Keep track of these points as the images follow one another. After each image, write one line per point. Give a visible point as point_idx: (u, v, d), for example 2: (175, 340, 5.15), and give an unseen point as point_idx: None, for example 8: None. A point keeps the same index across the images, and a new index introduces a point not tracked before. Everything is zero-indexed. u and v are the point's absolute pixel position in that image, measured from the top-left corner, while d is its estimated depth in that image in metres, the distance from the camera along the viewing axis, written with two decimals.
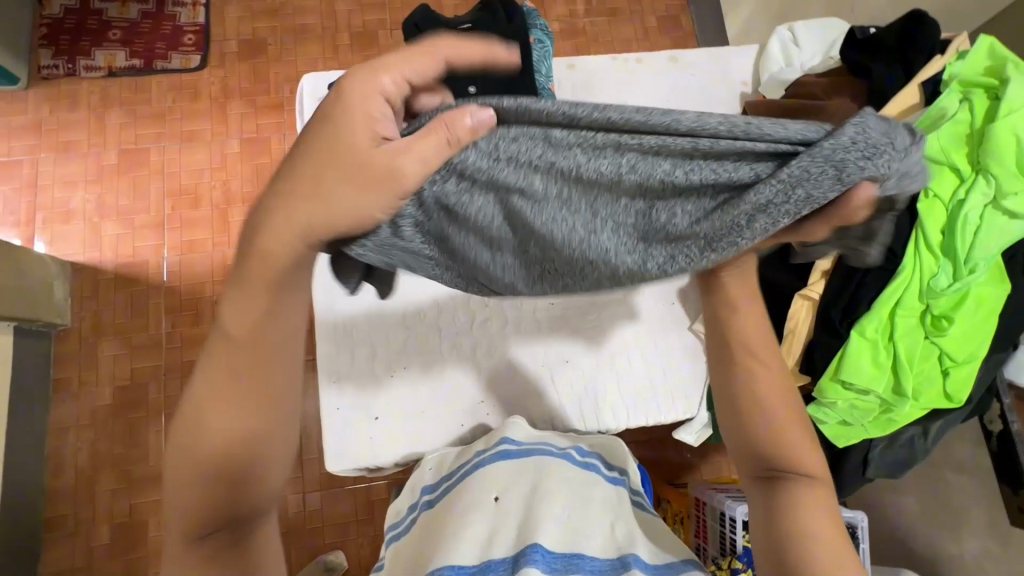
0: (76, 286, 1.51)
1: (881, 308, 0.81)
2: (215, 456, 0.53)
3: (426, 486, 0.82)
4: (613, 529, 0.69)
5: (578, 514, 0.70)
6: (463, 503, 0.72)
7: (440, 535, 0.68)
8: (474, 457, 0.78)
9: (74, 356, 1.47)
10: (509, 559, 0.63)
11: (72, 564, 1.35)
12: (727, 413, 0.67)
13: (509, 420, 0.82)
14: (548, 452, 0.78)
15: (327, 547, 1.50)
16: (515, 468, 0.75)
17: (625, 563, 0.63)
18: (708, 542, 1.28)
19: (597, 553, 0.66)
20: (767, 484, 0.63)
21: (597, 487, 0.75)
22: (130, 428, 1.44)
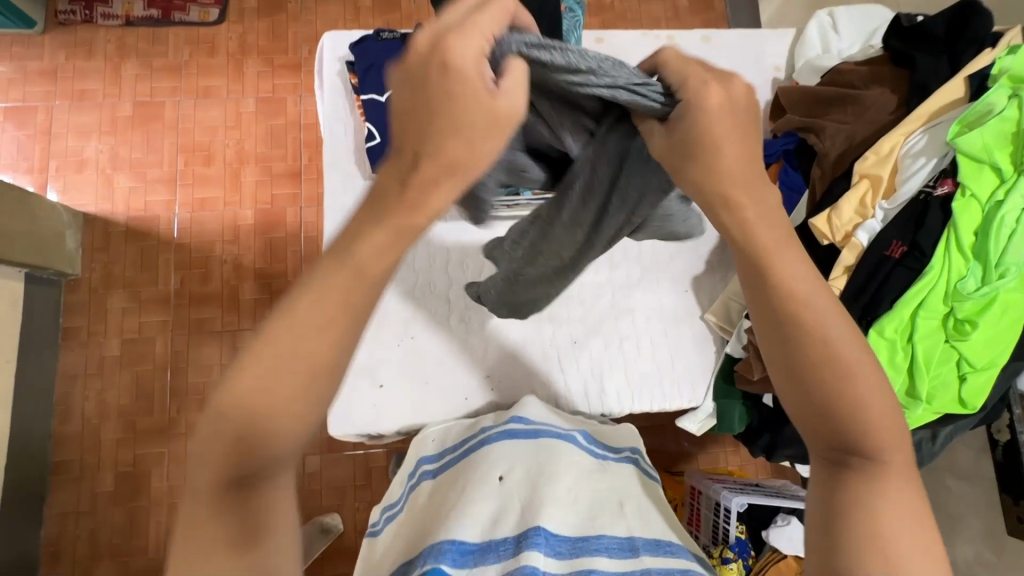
0: (87, 237, 1.51)
1: (904, 307, 0.78)
2: (239, 408, 0.45)
3: (427, 455, 0.82)
4: (624, 508, 0.70)
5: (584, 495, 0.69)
6: (467, 481, 0.72)
7: (447, 510, 0.68)
8: (479, 433, 0.78)
9: (83, 306, 1.48)
10: (510, 539, 0.64)
11: (77, 508, 1.38)
12: (781, 374, 0.54)
13: (521, 400, 0.82)
14: (555, 433, 0.76)
15: (325, 510, 1.52)
16: (520, 448, 0.74)
17: (634, 548, 0.64)
18: (701, 530, 1.30)
19: (608, 531, 0.66)
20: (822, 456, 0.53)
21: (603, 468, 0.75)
22: (137, 380, 1.45)
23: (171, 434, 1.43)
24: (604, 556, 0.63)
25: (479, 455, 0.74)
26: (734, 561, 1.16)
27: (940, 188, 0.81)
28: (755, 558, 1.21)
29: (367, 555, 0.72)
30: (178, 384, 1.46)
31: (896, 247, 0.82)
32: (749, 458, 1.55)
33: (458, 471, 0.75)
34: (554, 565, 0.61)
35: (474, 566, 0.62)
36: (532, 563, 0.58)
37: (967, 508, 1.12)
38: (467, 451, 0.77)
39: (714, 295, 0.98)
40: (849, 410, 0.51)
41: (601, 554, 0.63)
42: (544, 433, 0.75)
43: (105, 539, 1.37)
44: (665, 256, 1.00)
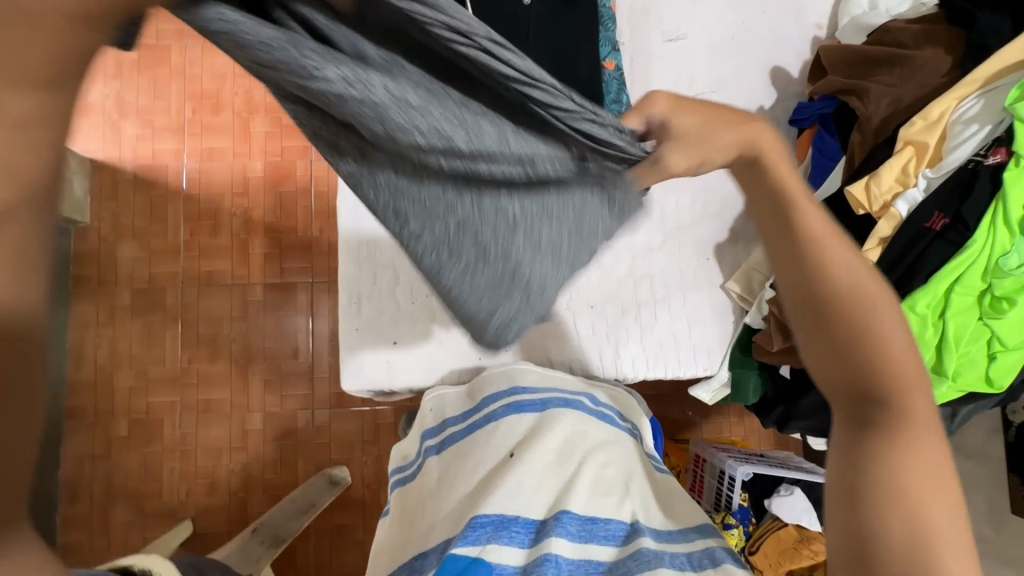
0: (95, 183, 1.57)
1: (939, 282, 0.76)
2: None
3: (429, 430, 0.80)
4: (629, 485, 0.69)
5: (590, 472, 0.68)
6: (477, 460, 0.71)
7: (454, 486, 0.69)
8: (485, 408, 0.76)
9: (93, 254, 1.56)
10: (525, 523, 0.62)
11: (95, 446, 1.51)
12: (810, 326, 0.58)
13: (519, 364, 0.81)
14: (562, 401, 0.75)
15: (332, 462, 1.56)
16: (530, 421, 0.73)
17: (639, 529, 0.63)
18: (703, 497, 1.32)
19: (613, 514, 0.65)
20: (854, 420, 0.56)
21: (611, 440, 0.73)
22: (148, 327, 1.56)
23: (181, 382, 1.55)
24: (611, 545, 0.62)
25: (487, 431, 0.73)
26: (735, 528, 1.18)
27: (991, 158, 0.77)
28: (755, 525, 1.23)
29: (378, 537, 0.74)
30: (187, 335, 1.56)
31: (938, 219, 0.79)
32: (753, 429, 1.56)
33: (463, 448, 0.74)
34: (567, 548, 0.59)
35: (486, 544, 0.59)
36: (551, 549, 0.57)
37: (973, 488, 1.13)
38: (473, 426, 0.75)
39: (736, 263, 0.95)
40: (893, 374, 0.55)
41: (610, 542, 0.62)
42: (552, 403, 0.75)
43: (121, 481, 1.51)
44: (689, 221, 0.97)
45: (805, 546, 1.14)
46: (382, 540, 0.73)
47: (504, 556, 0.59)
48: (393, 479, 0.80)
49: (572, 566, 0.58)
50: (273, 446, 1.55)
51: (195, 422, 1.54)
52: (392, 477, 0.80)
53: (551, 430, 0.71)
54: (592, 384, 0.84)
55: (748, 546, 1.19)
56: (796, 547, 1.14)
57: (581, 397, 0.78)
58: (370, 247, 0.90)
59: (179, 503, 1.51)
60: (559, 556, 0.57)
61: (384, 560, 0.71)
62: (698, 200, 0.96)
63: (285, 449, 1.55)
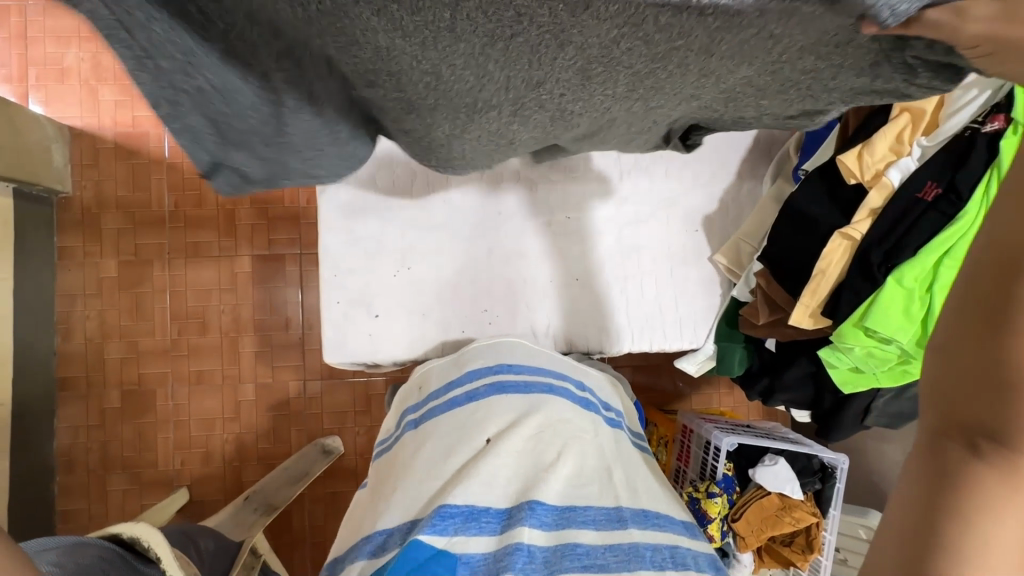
0: (75, 152, 1.53)
1: (929, 254, 0.66)
2: None
3: (413, 406, 0.81)
4: (612, 472, 0.68)
5: (569, 459, 0.67)
6: (454, 438, 0.69)
7: (427, 462, 0.67)
8: (467, 385, 0.76)
9: (76, 225, 1.53)
10: (496, 512, 0.61)
11: (88, 416, 1.53)
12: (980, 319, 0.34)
13: (512, 339, 0.82)
14: (545, 386, 0.76)
15: (325, 432, 1.57)
16: (512, 401, 0.73)
17: (622, 520, 0.61)
18: (689, 466, 1.34)
19: (593, 502, 0.64)
20: (950, 450, 0.34)
21: (594, 427, 0.73)
22: (135, 300, 1.54)
23: (171, 354, 1.55)
24: (590, 529, 0.60)
25: (468, 410, 0.73)
26: (720, 496, 1.19)
27: (989, 126, 0.66)
28: (739, 493, 1.25)
29: (351, 505, 0.75)
30: (175, 306, 1.55)
31: (930, 189, 0.68)
32: (742, 400, 1.57)
33: (442, 424, 0.73)
34: (540, 537, 0.58)
35: (454, 535, 0.57)
36: (523, 538, 0.57)
37: None
38: (453, 403, 0.75)
39: (725, 236, 0.93)
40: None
41: (588, 527, 0.60)
42: (535, 387, 0.75)
43: (116, 451, 1.53)
44: (677, 190, 0.93)
45: (787, 513, 1.18)
46: (356, 509, 0.74)
47: (476, 544, 0.58)
48: (375, 450, 0.83)
49: (545, 555, 0.57)
50: (267, 415, 1.56)
51: (188, 393, 1.55)
52: (374, 448, 0.83)
53: (532, 413, 0.71)
54: (580, 366, 0.85)
55: (731, 514, 1.21)
56: (778, 515, 1.18)
57: (564, 382, 0.78)
58: (351, 218, 0.88)
59: (175, 472, 1.53)
60: (531, 545, 0.57)
61: (351, 529, 0.71)
62: (689, 168, 0.92)
63: (277, 419, 1.56)
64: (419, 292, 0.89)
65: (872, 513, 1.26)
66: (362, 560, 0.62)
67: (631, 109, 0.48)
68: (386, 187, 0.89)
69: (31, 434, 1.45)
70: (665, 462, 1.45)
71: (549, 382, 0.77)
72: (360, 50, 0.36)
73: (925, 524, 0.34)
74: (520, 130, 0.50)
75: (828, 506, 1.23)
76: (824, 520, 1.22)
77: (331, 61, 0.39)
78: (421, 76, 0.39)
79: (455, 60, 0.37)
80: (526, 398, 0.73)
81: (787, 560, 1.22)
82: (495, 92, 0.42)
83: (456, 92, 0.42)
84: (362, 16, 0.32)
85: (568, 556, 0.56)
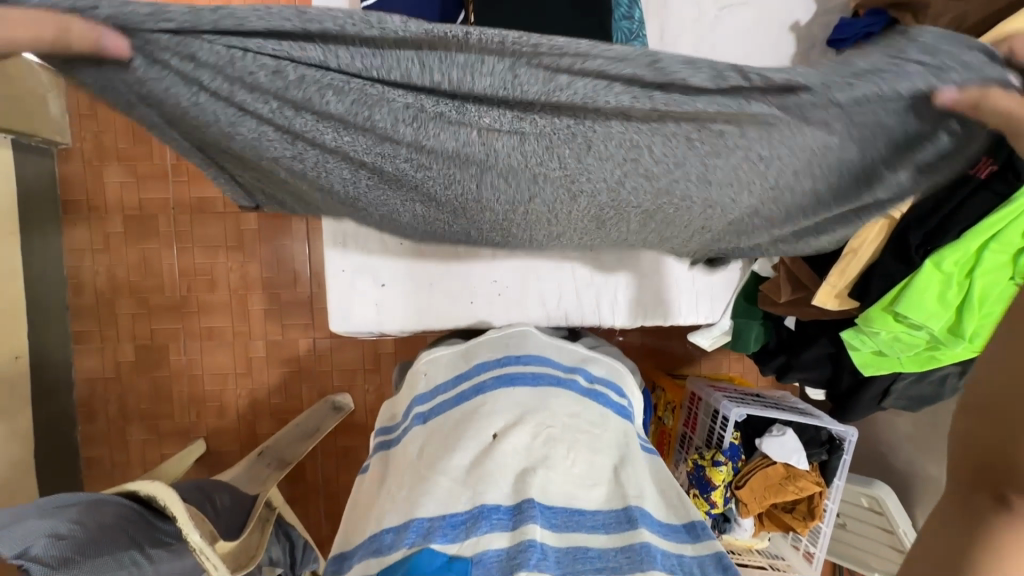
0: (72, 102, 1.48)
1: (973, 238, 0.61)
2: None
3: (420, 396, 0.80)
4: (619, 471, 0.68)
5: (580, 455, 0.68)
6: (461, 432, 0.70)
7: (434, 457, 0.68)
8: (474, 379, 0.77)
9: (79, 178, 1.50)
10: (504, 509, 0.61)
11: (104, 370, 1.55)
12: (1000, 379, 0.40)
13: (521, 330, 0.84)
14: (553, 379, 0.77)
15: (335, 389, 1.59)
16: (519, 393, 0.73)
17: (632, 519, 0.61)
18: (695, 432, 1.35)
19: (601, 507, 0.65)
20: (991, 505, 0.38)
21: (602, 420, 0.73)
22: (143, 255, 1.53)
23: (181, 310, 1.55)
24: (600, 534, 0.62)
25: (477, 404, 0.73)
26: (725, 465, 1.20)
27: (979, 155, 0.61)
28: (744, 461, 1.26)
29: (354, 491, 0.77)
30: (183, 263, 1.54)
31: (983, 165, 0.61)
32: (752, 367, 1.55)
33: (450, 418, 0.74)
34: (552, 538, 0.60)
35: (466, 539, 0.59)
36: (534, 536, 0.57)
37: None
38: (461, 398, 0.76)
39: None
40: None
41: (599, 531, 0.62)
42: (544, 379, 0.76)
43: (133, 402, 1.56)
44: None
45: (792, 482, 1.19)
46: (361, 507, 0.73)
47: (486, 544, 0.58)
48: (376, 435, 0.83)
49: (557, 556, 0.58)
50: (278, 372, 1.58)
51: (201, 348, 1.57)
52: (376, 433, 0.84)
53: (541, 408, 0.71)
54: (584, 356, 0.85)
55: (735, 481, 1.22)
56: (782, 484, 1.19)
57: (573, 375, 0.79)
58: None
59: (192, 424, 1.58)
60: (544, 544, 0.58)
61: (358, 523, 0.70)
62: None
63: (288, 376, 1.59)
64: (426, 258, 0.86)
65: (878, 484, 1.26)
66: (365, 558, 0.62)
67: (599, 174, 0.62)
68: None
69: (51, 385, 1.49)
70: (671, 427, 1.45)
71: (559, 376, 0.78)
72: (407, 178, 0.66)
73: (952, 558, 0.39)
74: (533, 196, 0.66)
75: (832, 476, 1.24)
76: (827, 489, 1.23)
77: (386, 175, 0.66)
78: (445, 183, 0.66)
79: (438, 164, 0.63)
80: (535, 391, 0.74)
81: (787, 525, 1.24)
82: (485, 177, 0.64)
83: (453, 175, 0.64)
84: (364, 138, 0.61)
85: (580, 560, 0.59)
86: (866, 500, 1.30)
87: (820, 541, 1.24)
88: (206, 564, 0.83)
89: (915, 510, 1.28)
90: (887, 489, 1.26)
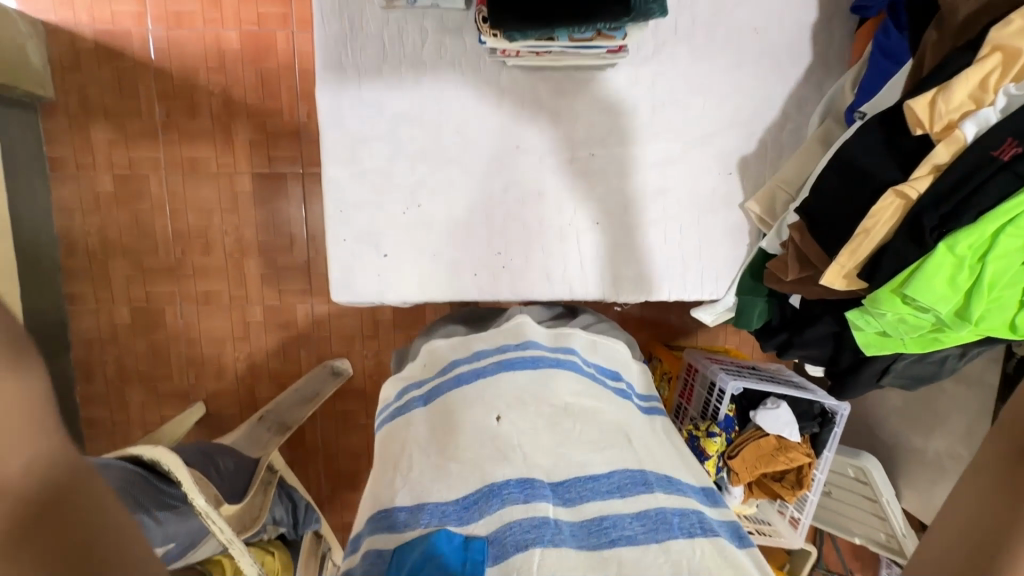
0: (53, 52, 1.40)
1: (988, 222, 0.59)
2: None
3: (414, 383, 0.84)
4: (631, 438, 0.74)
5: (589, 428, 0.73)
6: (463, 416, 0.73)
7: (438, 439, 0.72)
8: (474, 363, 0.81)
9: (64, 134, 1.45)
10: (516, 484, 0.65)
11: (101, 332, 1.54)
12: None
13: (518, 324, 0.84)
14: (553, 360, 0.79)
15: (334, 354, 1.59)
16: (519, 377, 0.76)
17: (646, 483, 0.67)
18: (690, 403, 1.37)
19: (615, 467, 0.69)
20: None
21: (605, 399, 0.77)
22: (136, 217, 1.50)
23: (176, 274, 1.53)
24: (615, 497, 0.65)
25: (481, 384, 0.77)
26: (718, 437, 1.23)
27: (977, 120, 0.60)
28: (737, 432, 1.29)
29: (372, 478, 0.74)
30: (177, 225, 1.51)
31: (1008, 147, 0.58)
32: (748, 339, 1.57)
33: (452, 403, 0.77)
34: (565, 514, 0.64)
35: (483, 518, 0.64)
36: (546, 514, 0.63)
37: (954, 408, 1.15)
38: (460, 378, 0.79)
39: (760, 180, 0.87)
40: None
41: (614, 494, 0.66)
42: (543, 362, 0.78)
43: (131, 364, 1.56)
44: (714, 128, 0.85)
45: (782, 453, 1.23)
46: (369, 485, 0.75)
47: (505, 520, 0.62)
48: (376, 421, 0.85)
49: (573, 529, 0.63)
50: (276, 337, 1.58)
51: (198, 312, 1.55)
52: (375, 420, 0.85)
53: (543, 390, 0.75)
54: (581, 339, 0.86)
55: (727, 452, 1.26)
56: (773, 454, 1.23)
57: (571, 356, 0.81)
58: (355, 149, 0.81)
59: (191, 386, 1.58)
60: (558, 521, 0.63)
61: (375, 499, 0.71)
62: (726, 104, 0.84)
63: (286, 341, 1.58)
64: (427, 227, 0.84)
65: (866, 455, 1.30)
66: (383, 531, 0.65)
67: None
68: (396, 113, 0.81)
69: (48, 347, 1.48)
70: (666, 397, 1.48)
71: (557, 357, 0.80)
72: None
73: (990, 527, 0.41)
74: None
75: (822, 448, 1.27)
76: (816, 460, 1.27)
77: None
78: None
79: None
80: (533, 374, 0.77)
81: (775, 494, 1.28)
82: None
83: None
84: None
85: (596, 532, 0.62)
86: (853, 471, 1.33)
87: (806, 508, 1.29)
88: (212, 527, 0.85)
89: (900, 481, 1.32)
90: (874, 460, 1.29)
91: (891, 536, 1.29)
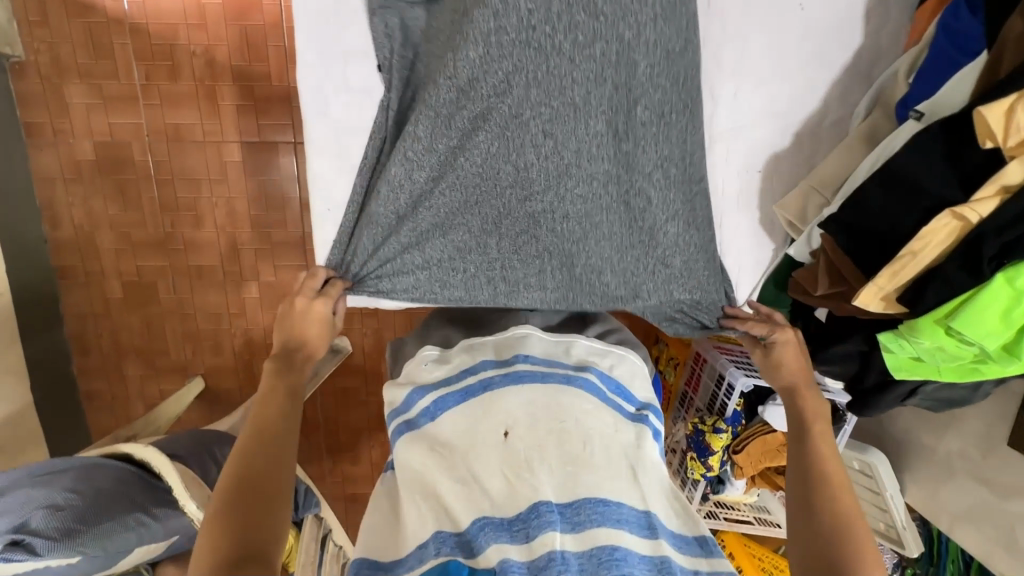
0: (19, 5, 1.29)
1: None
2: None
3: (417, 387, 0.74)
4: (636, 475, 0.67)
5: (598, 453, 0.67)
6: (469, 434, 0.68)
7: (441, 457, 0.68)
8: (480, 372, 0.73)
9: (38, 97, 1.34)
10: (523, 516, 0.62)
11: (93, 306, 1.49)
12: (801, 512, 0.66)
13: (524, 336, 0.77)
14: (563, 376, 0.71)
15: None
16: (529, 394, 0.69)
17: (652, 528, 0.63)
18: (697, 393, 1.34)
19: (624, 500, 0.65)
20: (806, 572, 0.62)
21: (619, 420, 0.70)
22: (121, 186, 1.42)
23: (167, 248, 1.47)
24: (624, 530, 0.62)
25: (484, 399, 0.70)
26: (725, 432, 1.20)
27: None
28: (743, 425, 1.26)
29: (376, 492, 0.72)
30: (164, 196, 1.43)
31: None
32: None
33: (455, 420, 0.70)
34: (573, 543, 0.60)
35: (488, 546, 0.60)
36: (555, 547, 0.59)
37: (972, 409, 1.12)
38: (465, 391, 0.71)
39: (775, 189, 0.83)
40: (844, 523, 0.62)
41: (624, 527, 0.62)
42: (552, 378, 0.71)
43: (126, 338, 1.52)
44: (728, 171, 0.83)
45: None
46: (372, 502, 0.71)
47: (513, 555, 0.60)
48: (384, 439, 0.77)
49: (580, 562, 0.59)
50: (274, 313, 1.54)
51: (190, 287, 1.50)
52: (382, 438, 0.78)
53: (552, 408, 0.68)
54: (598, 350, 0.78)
55: (733, 445, 1.24)
56: (779, 450, 1.20)
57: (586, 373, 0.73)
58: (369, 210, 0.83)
59: (188, 360, 1.55)
60: (564, 552, 0.59)
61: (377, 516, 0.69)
62: None
63: None
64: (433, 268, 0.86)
65: (874, 451, 1.27)
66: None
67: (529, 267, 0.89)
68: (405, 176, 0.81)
69: (41, 321, 1.44)
70: (671, 382, 1.45)
71: (568, 372, 0.73)
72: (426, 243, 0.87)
73: None
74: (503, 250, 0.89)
75: None
76: None
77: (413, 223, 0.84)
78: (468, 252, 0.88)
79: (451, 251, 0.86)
80: (542, 391, 0.69)
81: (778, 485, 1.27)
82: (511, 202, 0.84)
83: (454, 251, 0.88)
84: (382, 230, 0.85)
85: (606, 564, 0.58)
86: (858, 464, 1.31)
87: None
88: None
89: (905, 475, 1.30)
90: (882, 455, 1.27)
91: (891, 527, 1.28)
